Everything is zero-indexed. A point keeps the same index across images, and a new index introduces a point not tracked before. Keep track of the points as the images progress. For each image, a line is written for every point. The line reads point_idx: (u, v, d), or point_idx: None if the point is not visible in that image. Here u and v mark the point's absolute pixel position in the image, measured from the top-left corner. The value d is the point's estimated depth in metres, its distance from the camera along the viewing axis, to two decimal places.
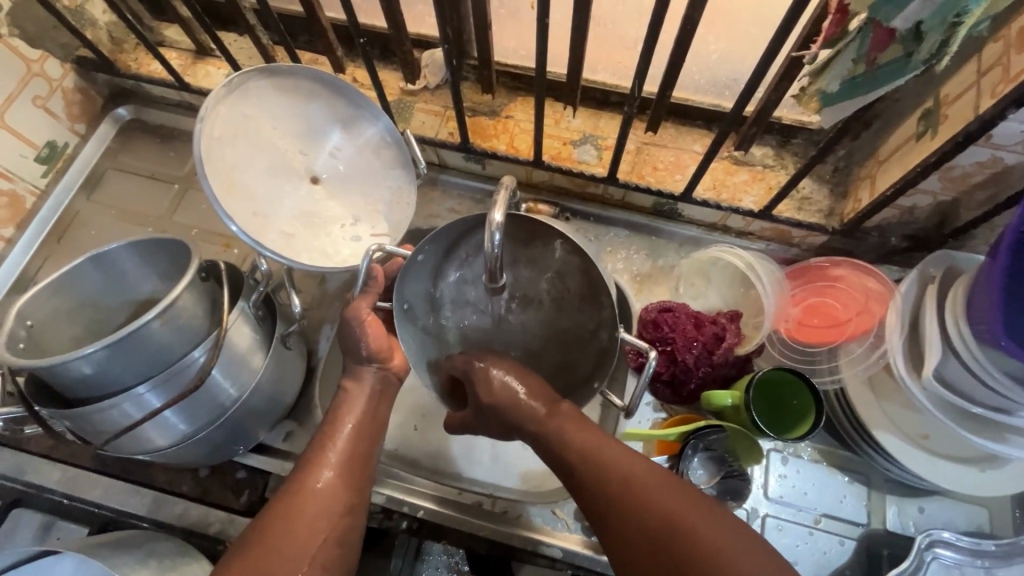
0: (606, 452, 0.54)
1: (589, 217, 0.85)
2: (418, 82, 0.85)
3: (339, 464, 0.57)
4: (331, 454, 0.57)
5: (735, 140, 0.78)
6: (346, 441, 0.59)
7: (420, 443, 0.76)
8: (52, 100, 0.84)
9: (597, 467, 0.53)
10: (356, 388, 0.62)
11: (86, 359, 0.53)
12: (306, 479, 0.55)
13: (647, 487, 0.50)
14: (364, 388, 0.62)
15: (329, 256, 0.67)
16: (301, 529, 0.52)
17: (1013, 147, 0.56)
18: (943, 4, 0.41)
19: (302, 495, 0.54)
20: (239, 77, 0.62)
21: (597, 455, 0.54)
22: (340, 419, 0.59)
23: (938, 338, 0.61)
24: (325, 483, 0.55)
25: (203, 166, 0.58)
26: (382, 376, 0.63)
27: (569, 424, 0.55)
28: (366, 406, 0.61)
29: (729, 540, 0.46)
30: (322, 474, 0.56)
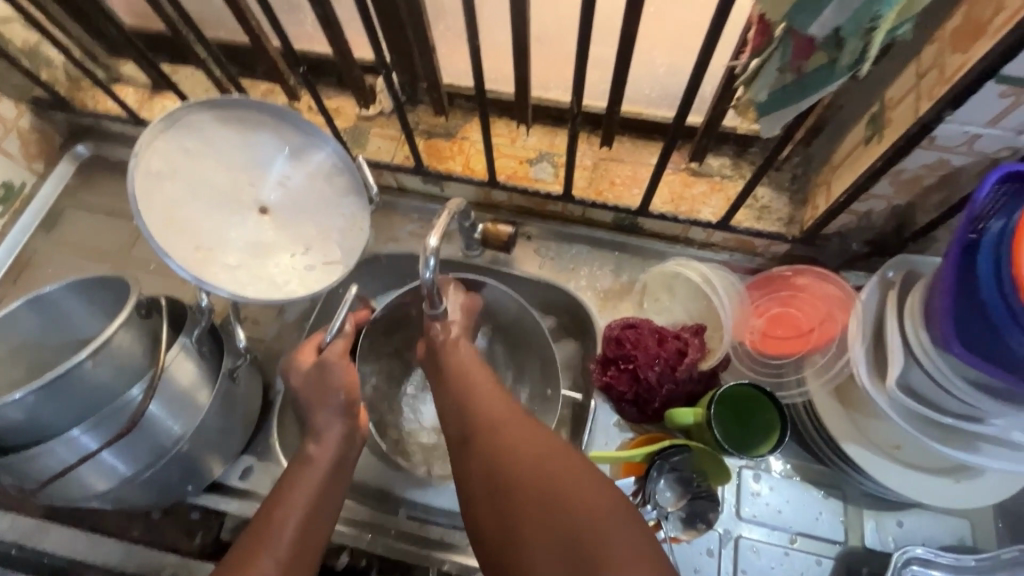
0: (533, 432, 0.52)
1: (550, 235, 0.84)
2: (373, 107, 0.84)
3: (284, 554, 0.51)
4: (275, 540, 0.51)
5: (689, 152, 0.78)
6: (292, 528, 0.52)
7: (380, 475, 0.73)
8: (7, 141, 0.84)
9: (504, 444, 0.51)
10: (318, 456, 0.57)
11: (15, 404, 0.52)
12: None
13: (540, 454, 0.49)
14: (322, 460, 0.57)
15: (277, 287, 0.66)
16: None
17: (959, 148, 0.54)
18: (858, 10, 0.40)
19: None
20: (178, 112, 0.63)
21: (500, 421, 0.53)
22: (284, 505, 0.53)
23: (900, 345, 0.59)
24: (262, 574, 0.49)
25: (137, 208, 0.58)
26: (344, 432, 0.59)
27: (497, 402, 0.55)
28: (321, 482, 0.56)
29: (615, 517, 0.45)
30: None
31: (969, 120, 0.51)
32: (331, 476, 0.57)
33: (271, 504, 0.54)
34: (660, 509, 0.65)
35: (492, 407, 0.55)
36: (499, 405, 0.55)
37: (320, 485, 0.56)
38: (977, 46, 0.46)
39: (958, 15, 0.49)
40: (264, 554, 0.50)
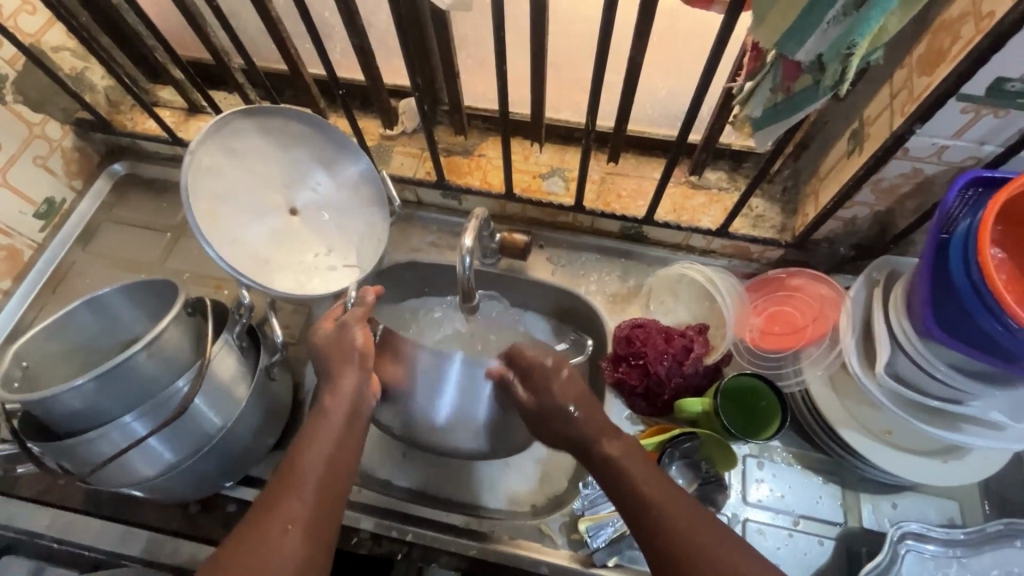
0: (677, 512, 0.52)
1: (562, 244, 0.90)
2: (396, 128, 0.91)
3: (310, 496, 0.54)
4: (301, 477, 0.55)
5: (689, 166, 0.85)
6: (318, 471, 0.56)
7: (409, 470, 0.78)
8: (52, 159, 0.90)
9: (672, 532, 0.51)
10: (335, 409, 0.60)
11: (75, 392, 0.56)
12: (267, 523, 0.52)
13: (702, 537, 0.51)
14: (339, 414, 0.60)
15: (301, 281, 0.73)
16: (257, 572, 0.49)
17: (929, 158, 0.62)
18: (836, 39, 0.46)
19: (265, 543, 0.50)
20: (229, 116, 0.67)
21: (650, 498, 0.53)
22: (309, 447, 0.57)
23: (886, 335, 0.65)
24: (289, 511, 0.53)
25: (186, 194, 0.63)
26: (358, 380, 0.62)
27: (636, 470, 0.56)
28: (342, 425, 0.60)
29: None
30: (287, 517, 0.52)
31: (936, 134, 0.58)
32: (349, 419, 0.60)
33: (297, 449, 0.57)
34: None
35: (642, 483, 0.55)
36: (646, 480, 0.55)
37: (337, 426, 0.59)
38: (939, 70, 0.54)
39: (923, 44, 0.57)
40: (292, 495, 0.54)
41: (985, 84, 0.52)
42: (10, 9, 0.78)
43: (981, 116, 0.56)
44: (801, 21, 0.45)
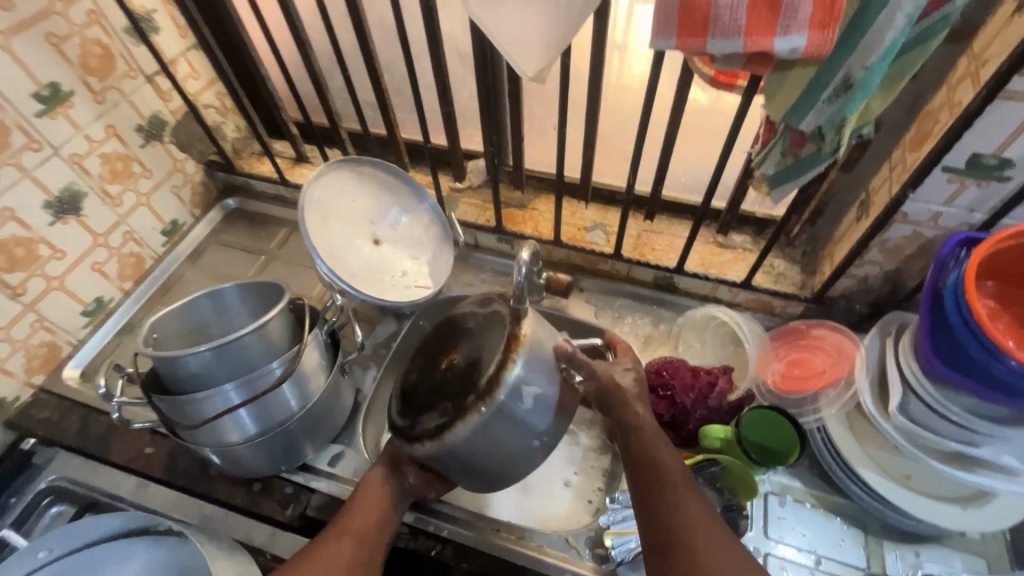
0: (647, 430, 0.68)
1: (600, 289, 1.02)
2: (465, 182, 1.08)
3: (358, 532, 0.68)
4: (346, 531, 0.68)
5: (717, 229, 0.97)
6: (363, 517, 0.70)
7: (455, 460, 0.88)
8: (184, 190, 1.10)
9: (638, 438, 0.67)
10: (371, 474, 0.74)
11: (195, 356, 0.67)
12: (329, 539, 0.66)
13: (650, 444, 0.66)
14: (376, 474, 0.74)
15: (382, 292, 0.85)
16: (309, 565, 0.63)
17: (927, 223, 0.71)
18: (832, 113, 0.58)
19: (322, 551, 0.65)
20: (336, 162, 0.87)
21: (632, 412, 0.69)
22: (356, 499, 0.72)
23: (897, 377, 0.71)
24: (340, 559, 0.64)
25: (303, 213, 0.79)
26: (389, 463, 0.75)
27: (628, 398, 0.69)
28: (381, 496, 0.72)
29: (699, 516, 0.60)
30: (338, 541, 0.66)
31: (930, 201, 0.69)
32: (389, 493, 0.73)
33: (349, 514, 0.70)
34: None
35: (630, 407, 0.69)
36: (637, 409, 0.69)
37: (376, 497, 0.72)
38: (924, 147, 0.66)
39: (913, 129, 0.69)
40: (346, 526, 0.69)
41: (964, 158, 0.63)
42: (182, 75, 1.02)
43: (966, 186, 0.66)
44: (801, 99, 0.58)
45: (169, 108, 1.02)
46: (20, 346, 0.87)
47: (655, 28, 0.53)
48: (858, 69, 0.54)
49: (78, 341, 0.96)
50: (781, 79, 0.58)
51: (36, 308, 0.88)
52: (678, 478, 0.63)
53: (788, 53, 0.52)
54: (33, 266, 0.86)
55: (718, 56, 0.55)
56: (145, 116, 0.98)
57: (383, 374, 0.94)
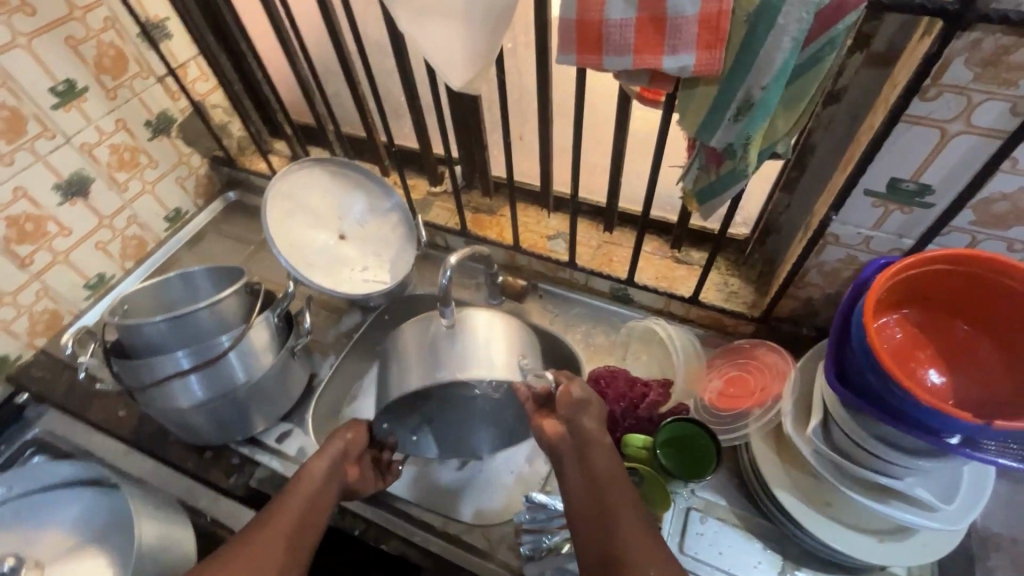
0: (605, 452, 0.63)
1: (558, 296, 1.04)
2: (440, 186, 1.13)
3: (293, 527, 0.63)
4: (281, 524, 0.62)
5: (675, 244, 0.98)
6: (298, 511, 0.64)
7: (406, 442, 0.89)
8: (188, 181, 1.21)
9: (594, 459, 0.63)
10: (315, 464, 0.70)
11: (152, 326, 0.74)
12: (260, 534, 0.60)
13: (604, 466, 0.62)
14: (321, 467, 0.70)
15: (337, 284, 0.90)
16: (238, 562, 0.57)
17: (860, 247, 0.71)
18: (740, 131, 0.59)
19: (251, 546, 0.59)
20: (307, 161, 0.94)
21: (591, 429, 0.65)
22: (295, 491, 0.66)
23: (821, 402, 0.71)
24: (264, 561, 0.58)
25: (265, 207, 0.86)
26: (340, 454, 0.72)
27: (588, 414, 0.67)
28: (320, 490, 0.67)
29: (659, 557, 0.54)
30: (271, 536, 0.60)
31: (858, 224, 0.68)
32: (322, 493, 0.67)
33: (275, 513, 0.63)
34: None
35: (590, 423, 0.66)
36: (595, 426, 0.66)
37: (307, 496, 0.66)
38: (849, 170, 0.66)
39: (845, 152, 0.69)
40: (281, 519, 0.63)
41: (883, 182, 0.62)
42: (190, 77, 1.12)
43: (891, 211, 0.65)
44: (707, 118, 0.60)
45: (177, 107, 1.13)
46: (26, 311, 0.98)
47: (557, 45, 0.57)
48: (755, 90, 0.56)
49: (79, 311, 1.07)
50: (689, 99, 0.60)
51: (42, 278, 0.99)
52: (633, 510, 0.58)
53: (678, 71, 0.54)
54: (41, 240, 0.96)
55: (619, 72, 0.58)
56: (154, 112, 1.09)
57: (341, 363, 0.99)
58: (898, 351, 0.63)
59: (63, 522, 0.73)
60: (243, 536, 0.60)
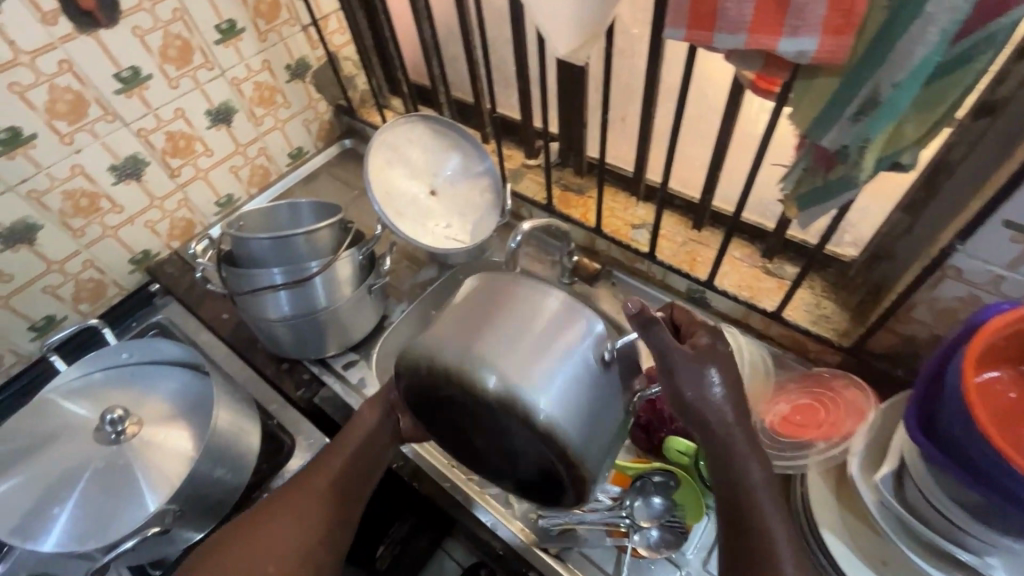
0: (749, 475, 0.56)
1: (631, 287, 1.02)
2: (534, 160, 1.14)
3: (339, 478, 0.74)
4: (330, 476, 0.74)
5: (767, 253, 0.91)
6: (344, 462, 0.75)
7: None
8: (313, 124, 1.33)
9: (735, 478, 0.56)
10: (363, 418, 0.78)
11: (256, 242, 0.84)
12: (310, 485, 0.73)
13: (742, 486, 0.56)
14: (365, 420, 0.78)
15: (422, 235, 0.96)
16: (293, 511, 0.71)
17: (986, 286, 0.61)
18: (857, 132, 0.53)
19: (304, 496, 0.72)
20: (414, 117, 0.99)
21: (734, 442, 0.56)
22: (341, 443, 0.77)
23: (896, 450, 0.63)
24: (316, 512, 0.71)
25: (370, 153, 0.93)
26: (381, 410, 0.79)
27: (729, 426, 0.56)
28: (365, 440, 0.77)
29: None
30: (321, 486, 0.73)
31: (989, 260, 0.59)
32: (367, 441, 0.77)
33: (325, 467, 0.75)
34: (633, 520, 0.70)
35: (732, 438, 0.56)
36: (736, 440, 0.56)
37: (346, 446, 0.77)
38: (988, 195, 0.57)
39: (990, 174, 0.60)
40: (328, 470, 0.75)
41: None
42: (330, 29, 1.23)
43: None
44: (825, 110, 0.54)
45: (314, 55, 1.24)
46: (168, 216, 1.14)
47: (668, 19, 0.55)
48: (885, 86, 0.49)
49: (208, 224, 1.22)
50: (804, 89, 0.55)
51: (184, 189, 1.14)
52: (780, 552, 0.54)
53: (796, 57, 0.49)
54: (188, 157, 1.12)
55: (730, 53, 0.54)
56: (295, 58, 1.21)
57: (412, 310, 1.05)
58: (1008, 413, 0.55)
59: (157, 389, 0.84)
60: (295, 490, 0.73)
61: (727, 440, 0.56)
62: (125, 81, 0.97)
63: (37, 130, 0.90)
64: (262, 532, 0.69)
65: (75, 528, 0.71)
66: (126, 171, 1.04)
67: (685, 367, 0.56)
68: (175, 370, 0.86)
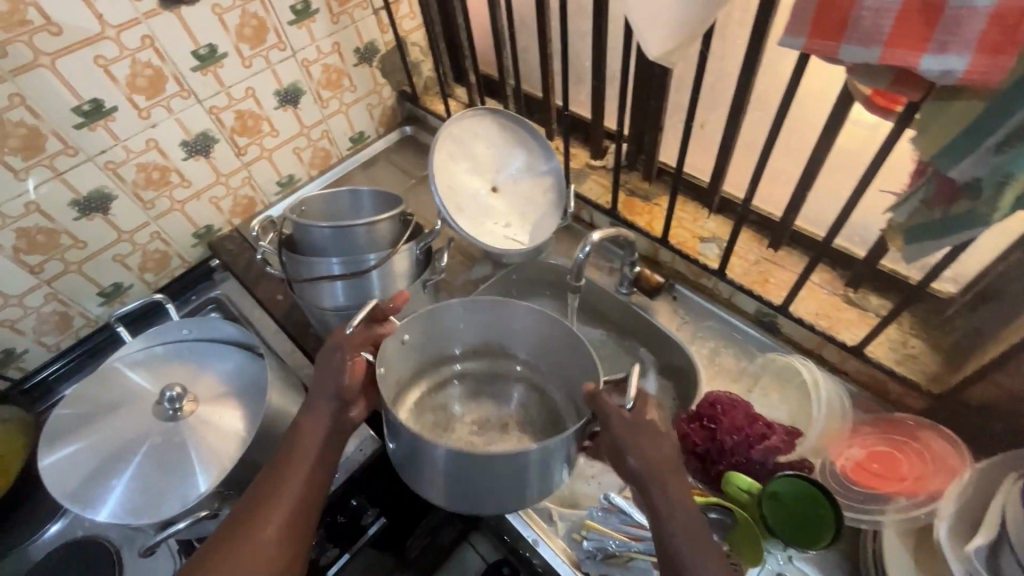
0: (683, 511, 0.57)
1: (694, 303, 0.96)
2: (600, 161, 1.09)
3: (291, 502, 0.62)
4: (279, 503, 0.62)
5: (851, 281, 0.84)
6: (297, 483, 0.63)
7: (387, 347, 0.76)
8: (376, 109, 1.32)
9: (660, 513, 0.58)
10: (309, 429, 0.66)
11: (318, 230, 0.83)
12: (256, 518, 0.60)
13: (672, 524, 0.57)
14: (315, 429, 0.66)
15: (482, 233, 0.93)
16: (241, 557, 0.58)
17: None
18: (995, 166, 0.47)
19: (254, 534, 0.59)
20: (481, 109, 0.96)
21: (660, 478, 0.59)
22: (290, 459, 0.64)
23: (998, 517, 0.56)
24: (262, 547, 0.59)
25: (436, 145, 0.91)
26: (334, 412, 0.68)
27: (654, 466, 0.59)
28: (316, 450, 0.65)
29: None
30: (272, 517, 0.61)
31: None
32: (323, 451, 0.66)
33: (270, 491, 0.62)
34: None
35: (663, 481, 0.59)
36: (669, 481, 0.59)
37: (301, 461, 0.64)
38: None
39: None
40: (276, 496, 0.62)
41: None
42: (401, 13, 1.20)
43: None
44: (959, 139, 0.48)
45: (383, 39, 1.22)
46: (231, 193, 1.16)
47: (785, 25, 0.49)
48: None
49: (268, 203, 1.24)
50: (937, 112, 0.49)
51: (249, 167, 1.16)
52: None
53: (939, 77, 0.43)
54: (255, 136, 1.13)
55: (855, 66, 0.48)
56: (365, 41, 1.20)
57: None
58: None
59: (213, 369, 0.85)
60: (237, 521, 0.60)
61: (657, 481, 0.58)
62: (202, 58, 0.98)
63: (117, 103, 0.92)
64: None
65: (130, 504, 0.73)
66: (196, 147, 1.05)
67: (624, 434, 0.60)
68: (230, 353, 0.87)
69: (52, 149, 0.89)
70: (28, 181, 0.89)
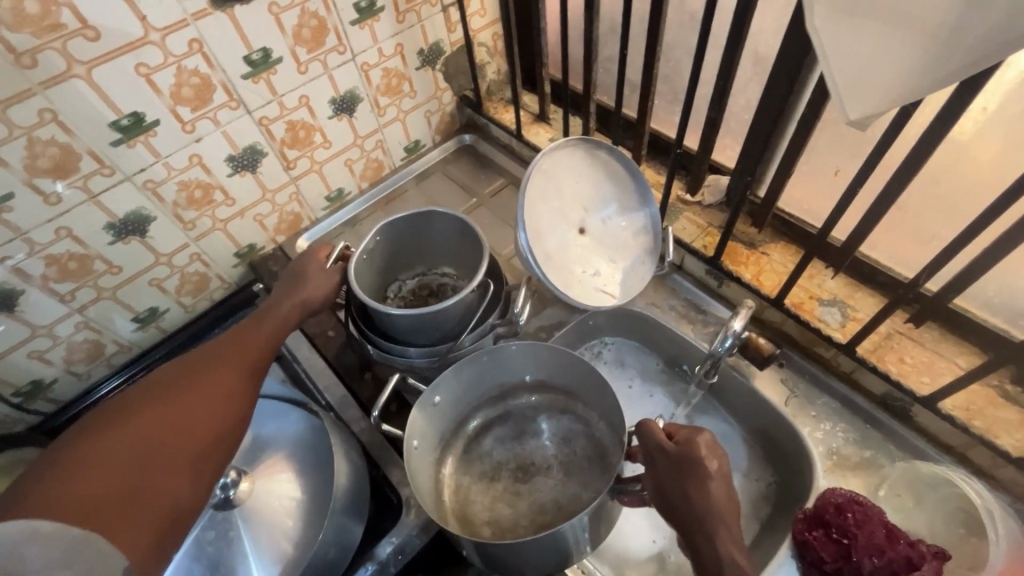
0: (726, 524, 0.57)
1: (806, 374, 0.84)
2: (695, 196, 0.96)
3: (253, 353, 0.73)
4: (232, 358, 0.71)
5: (1012, 374, 0.72)
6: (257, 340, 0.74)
7: (418, 415, 0.78)
8: (435, 116, 1.19)
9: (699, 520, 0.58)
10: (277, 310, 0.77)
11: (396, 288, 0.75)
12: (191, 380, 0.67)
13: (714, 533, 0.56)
14: (282, 310, 0.77)
15: (572, 284, 0.81)
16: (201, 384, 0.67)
17: None
18: None
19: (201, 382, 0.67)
20: (573, 139, 0.83)
21: (706, 489, 0.59)
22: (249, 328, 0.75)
23: None
24: (216, 397, 0.67)
25: (526, 183, 0.77)
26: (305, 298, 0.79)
27: (701, 485, 0.59)
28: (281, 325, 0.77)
29: None
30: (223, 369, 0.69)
31: None
32: (276, 329, 0.76)
33: (209, 361, 0.70)
34: None
35: (705, 491, 0.58)
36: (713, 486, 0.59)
37: (234, 392, 0.68)
38: None
39: None
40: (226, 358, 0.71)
41: None
42: (472, 10, 1.06)
43: None
44: None
45: (449, 39, 1.08)
46: (277, 210, 1.04)
47: None
48: None
49: (315, 219, 1.12)
50: None
51: (297, 182, 1.04)
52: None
53: None
54: (306, 148, 1.00)
55: None
56: (430, 42, 1.06)
57: None
58: None
59: (274, 435, 0.80)
60: (150, 416, 0.63)
61: (702, 495, 0.58)
62: (254, 64, 0.85)
63: (159, 116, 0.80)
64: (155, 426, 0.62)
65: None
66: (244, 162, 0.93)
67: (671, 462, 0.61)
68: (291, 419, 0.80)
69: (86, 169, 0.78)
70: (59, 204, 0.78)
